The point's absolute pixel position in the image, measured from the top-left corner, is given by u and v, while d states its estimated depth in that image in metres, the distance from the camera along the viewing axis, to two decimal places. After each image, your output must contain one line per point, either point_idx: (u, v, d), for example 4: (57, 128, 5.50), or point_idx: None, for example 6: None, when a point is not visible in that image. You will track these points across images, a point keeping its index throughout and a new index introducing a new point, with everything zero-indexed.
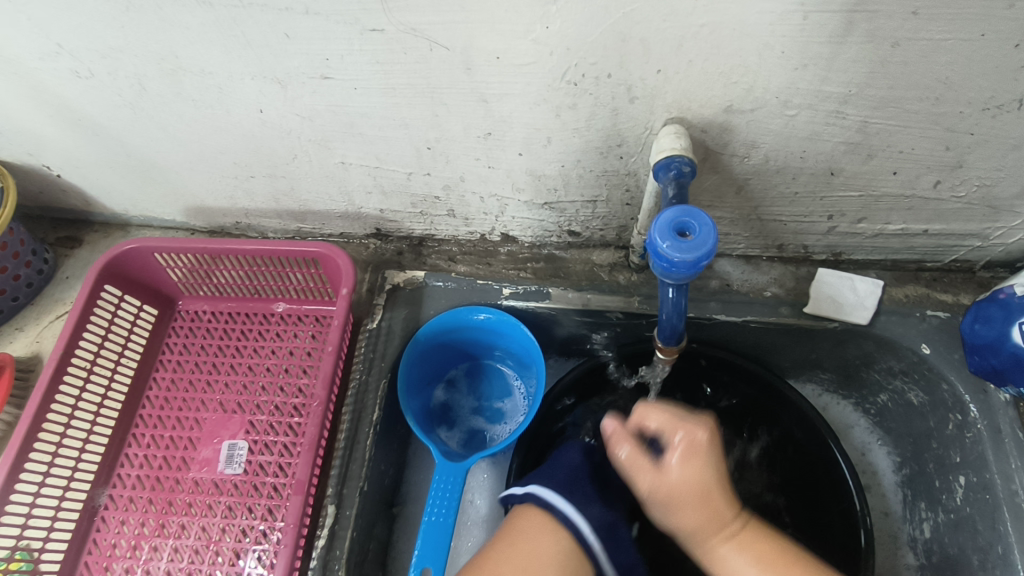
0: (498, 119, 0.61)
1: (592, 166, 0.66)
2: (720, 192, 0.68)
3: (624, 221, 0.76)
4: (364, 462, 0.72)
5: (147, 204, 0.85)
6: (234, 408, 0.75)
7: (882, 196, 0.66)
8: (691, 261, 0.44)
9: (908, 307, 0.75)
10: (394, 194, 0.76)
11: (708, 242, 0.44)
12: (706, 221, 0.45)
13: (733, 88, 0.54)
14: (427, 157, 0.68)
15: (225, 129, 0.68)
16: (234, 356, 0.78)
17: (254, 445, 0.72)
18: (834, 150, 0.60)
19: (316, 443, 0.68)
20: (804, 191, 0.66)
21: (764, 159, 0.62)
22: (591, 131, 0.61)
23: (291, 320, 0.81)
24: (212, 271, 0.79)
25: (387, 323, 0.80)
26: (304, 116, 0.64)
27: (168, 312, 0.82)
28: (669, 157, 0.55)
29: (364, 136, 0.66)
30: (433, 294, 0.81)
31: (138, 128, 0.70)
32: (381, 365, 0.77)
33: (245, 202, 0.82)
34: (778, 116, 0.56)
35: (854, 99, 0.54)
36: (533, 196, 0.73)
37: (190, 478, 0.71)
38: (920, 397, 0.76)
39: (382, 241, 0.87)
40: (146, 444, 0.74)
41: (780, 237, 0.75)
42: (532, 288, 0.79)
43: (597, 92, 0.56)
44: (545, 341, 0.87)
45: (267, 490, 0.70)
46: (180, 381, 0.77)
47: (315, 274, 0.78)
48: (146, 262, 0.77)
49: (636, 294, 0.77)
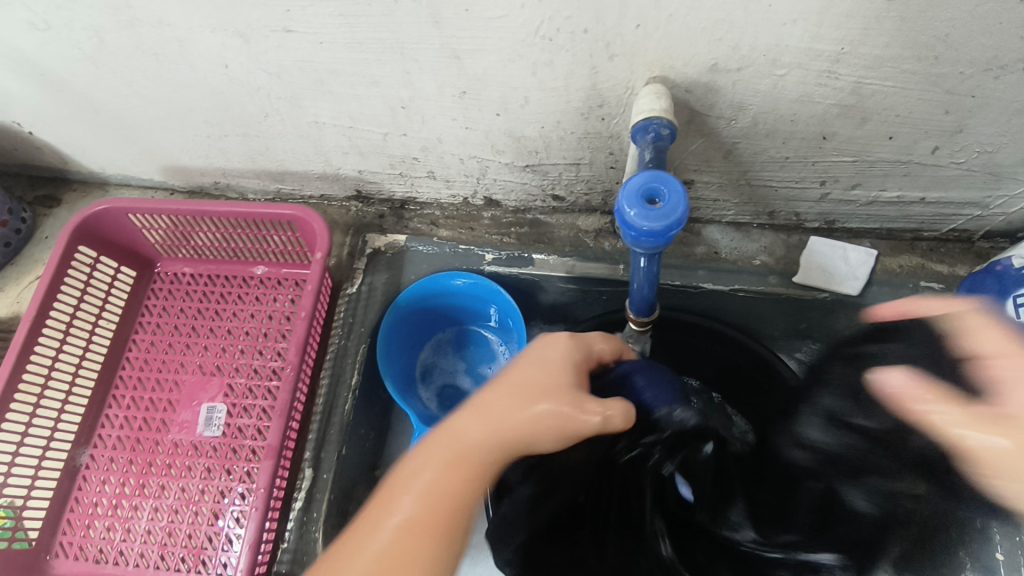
0: (472, 77, 0.58)
1: (573, 127, 0.63)
2: (708, 155, 0.65)
3: (609, 186, 0.73)
4: (342, 426, 0.71)
5: (121, 162, 0.83)
6: (212, 371, 0.75)
7: (876, 161, 0.62)
8: (660, 231, 0.41)
9: (901, 278, 0.73)
10: (371, 155, 0.73)
11: (679, 210, 0.41)
12: (677, 187, 0.42)
13: (717, 46, 0.50)
14: (402, 117, 0.65)
15: (191, 85, 0.65)
16: (213, 319, 0.78)
17: (232, 408, 0.72)
18: (826, 112, 0.56)
19: (287, 409, 0.68)
20: (796, 155, 0.63)
21: (753, 121, 0.59)
22: (570, 91, 0.58)
23: (271, 283, 0.79)
24: (189, 233, 0.77)
25: (367, 286, 0.79)
26: (271, 72, 0.61)
27: (147, 273, 0.81)
28: (647, 119, 0.52)
29: (335, 94, 0.63)
30: (414, 259, 0.80)
31: (102, 83, 0.67)
32: (361, 330, 0.76)
33: (220, 161, 0.79)
34: (767, 76, 0.53)
35: (846, 57, 0.50)
36: (513, 158, 0.70)
37: (169, 439, 0.71)
38: None
39: (362, 203, 0.84)
40: (126, 406, 0.74)
41: (771, 204, 0.72)
42: (515, 255, 0.78)
43: (574, 49, 0.53)
44: (530, 307, 0.86)
45: (245, 452, 0.70)
46: (160, 343, 0.77)
47: (292, 237, 0.76)
48: (121, 223, 0.76)
49: (620, 261, 0.77)
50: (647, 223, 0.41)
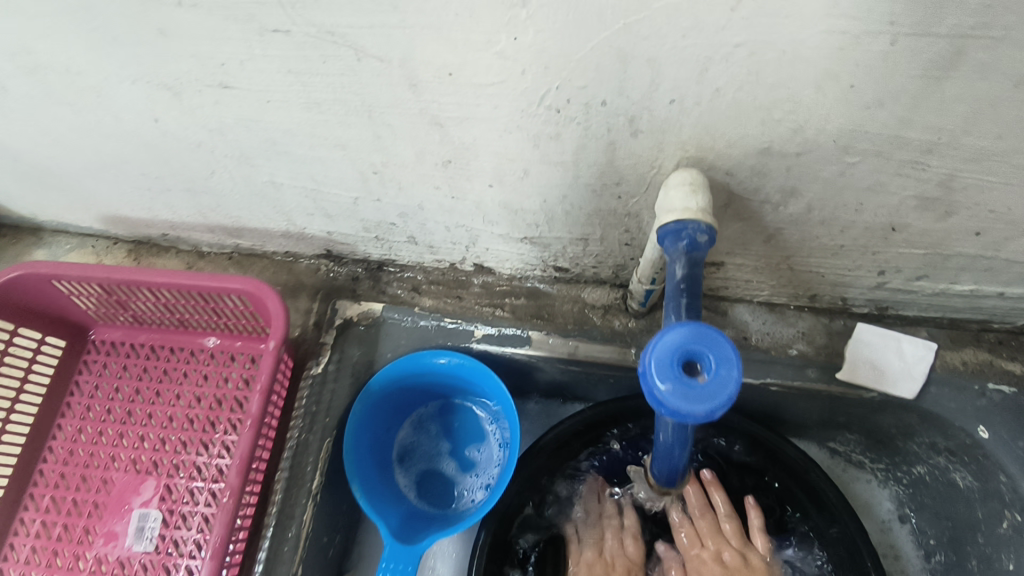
0: (458, 145, 0.47)
1: (581, 203, 0.52)
2: (745, 239, 0.53)
3: (622, 261, 0.61)
4: (298, 542, 0.60)
5: (54, 210, 0.71)
6: (148, 468, 0.63)
7: (953, 255, 0.51)
8: (701, 416, 0.30)
9: (964, 378, 0.62)
10: (341, 218, 0.62)
11: (728, 390, 0.30)
12: (727, 353, 0.31)
13: (774, 127, 0.39)
14: (375, 182, 0.54)
15: (120, 138, 0.54)
16: (153, 402, 0.66)
17: (169, 516, 0.61)
18: (901, 204, 0.45)
19: (222, 551, 0.56)
20: (853, 244, 0.51)
21: (806, 208, 0.47)
22: (581, 166, 0.47)
23: (223, 358, 0.68)
24: (126, 301, 0.66)
25: (336, 366, 0.67)
26: (212, 129, 0.50)
27: (79, 342, 0.70)
28: (679, 222, 0.40)
29: (292, 155, 0.52)
30: (391, 333, 0.68)
31: (15, 130, 0.56)
32: (326, 421, 0.65)
33: (167, 215, 0.68)
34: (832, 162, 0.41)
35: (942, 148, 0.38)
36: (509, 230, 0.58)
37: (92, 554, 0.60)
38: (968, 480, 0.64)
39: (334, 262, 0.73)
40: (45, 509, 0.63)
41: (814, 288, 0.60)
42: (509, 332, 0.67)
43: (587, 122, 0.42)
44: (525, 384, 0.75)
45: (181, 574, 0.59)
46: (90, 431, 0.66)
47: (246, 309, 0.64)
48: (43, 289, 0.64)
49: (632, 345, 0.65)
50: (684, 407, 0.30)
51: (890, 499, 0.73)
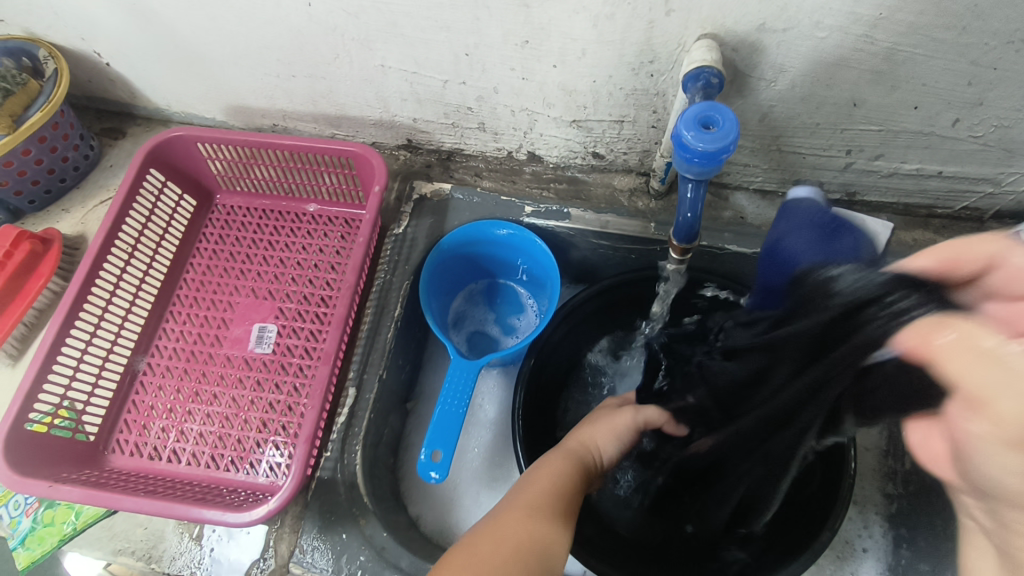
0: (536, 26, 0.63)
1: (622, 83, 0.69)
2: (745, 118, 0.70)
3: (648, 146, 0.78)
4: (384, 352, 0.77)
5: (188, 100, 0.88)
6: (265, 295, 0.80)
7: (901, 131, 0.67)
8: (713, 153, 0.47)
9: (913, 251, 0.78)
10: (428, 102, 0.78)
11: (731, 136, 0.47)
12: (730, 116, 0.48)
13: (767, 5, 0.56)
14: (464, 64, 0.71)
15: (272, 22, 0.71)
16: (267, 250, 0.83)
17: (283, 329, 0.77)
18: (859, 79, 0.62)
19: (343, 320, 0.74)
20: (827, 122, 0.68)
21: (791, 85, 0.64)
22: (625, 44, 0.63)
23: (322, 220, 0.85)
24: (251, 167, 0.83)
25: (412, 231, 0.84)
26: (350, 12, 0.67)
27: (206, 204, 0.86)
28: (698, 68, 0.57)
29: (405, 37, 0.69)
30: (457, 207, 0.85)
31: (188, 16, 0.72)
32: (405, 268, 0.82)
33: (283, 103, 0.85)
34: (808, 38, 0.58)
35: (884, 23, 0.55)
36: (562, 112, 0.75)
37: (222, 353, 0.77)
38: None
39: (411, 152, 0.89)
40: (183, 321, 0.79)
41: (797, 172, 0.77)
42: (553, 209, 0.84)
43: (635, 2, 0.58)
44: (561, 263, 0.92)
45: (294, 369, 0.75)
46: (216, 269, 0.82)
47: (348, 176, 0.81)
48: (189, 151, 0.81)
49: (652, 220, 0.82)
50: (703, 145, 0.47)
51: None
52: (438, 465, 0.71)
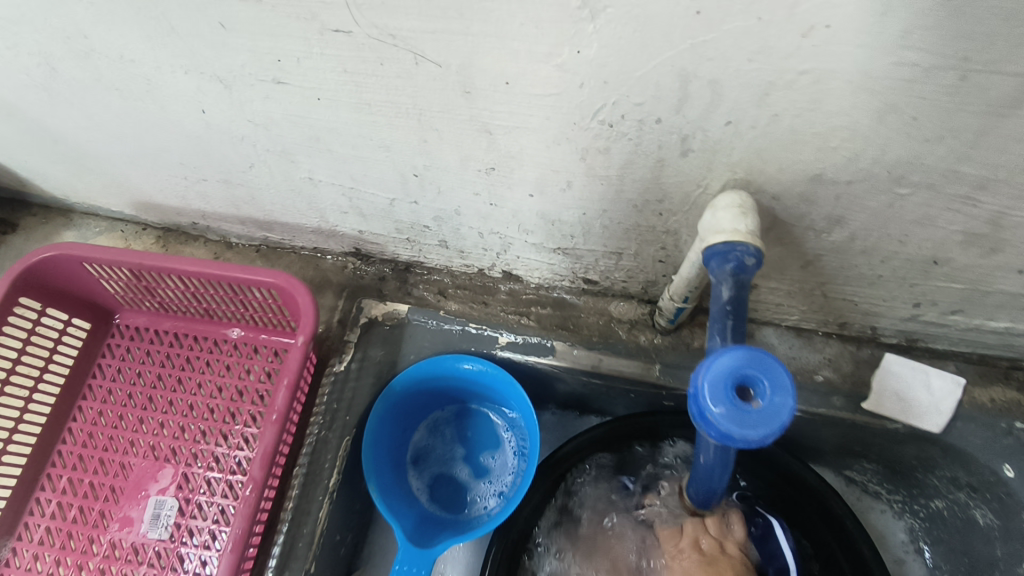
0: (504, 154, 0.46)
1: (620, 218, 0.52)
2: (782, 263, 0.53)
3: (653, 277, 0.61)
4: (312, 539, 0.60)
5: (87, 192, 0.71)
6: (167, 455, 0.63)
7: (992, 291, 0.50)
8: (752, 443, 0.30)
9: (991, 416, 0.61)
10: (374, 217, 0.62)
11: (783, 420, 0.29)
12: (784, 379, 0.30)
13: (829, 155, 0.39)
14: (414, 185, 0.54)
15: (162, 127, 0.54)
16: (174, 389, 0.66)
17: (185, 505, 0.61)
18: (947, 238, 0.45)
19: (241, 541, 0.57)
20: (893, 275, 0.51)
21: (850, 237, 0.47)
22: (625, 181, 0.46)
23: (246, 350, 0.68)
24: (154, 288, 0.66)
25: (358, 364, 0.67)
26: (258, 123, 0.50)
27: (104, 325, 0.70)
28: (727, 243, 0.40)
29: (334, 153, 0.52)
30: (414, 334, 0.68)
31: (58, 113, 0.56)
32: (346, 419, 0.65)
33: (199, 204, 0.68)
34: (883, 193, 0.41)
35: (997, 184, 0.38)
36: (544, 239, 0.58)
37: (106, 539, 0.60)
38: (987, 518, 0.64)
39: (362, 261, 0.73)
40: (61, 490, 0.63)
41: (845, 316, 0.60)
42: (533, 341, 0.67)
43: (639, 138, 0.41)
44: (544, 393, 0.75)
45: (194, 565, 0.58)
46: (109, 415, 0.66)
47: (273, 303, 0.64)
48: (74, 271, 0.64)
49: (657, 362, 0.65)
50: (737, 433, 0.29)
51: (904, 530, 0.73)
52: None
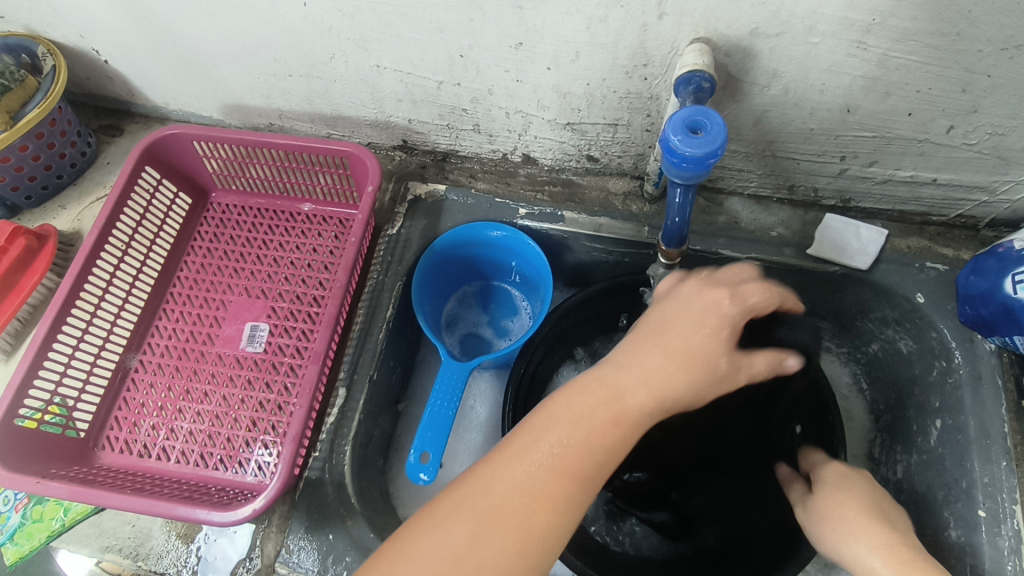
0: (531, 28, 0.63)
1: (616, 86, 0.69)
2: (738, 123, 0.70)
3: (643, 149, 0.78)
4: (375, 352, 0.77)
5: (186, 97, 0.88)
6: (258, 294, 0.80)
7: (895, 138, 0.67)
8: (698, 158, 0.47)
9: (908, 257, 0.78)
10: (423, 103, 0.79)
11: (718, 141, 0.47)
12: (717, 120, 0.48)
13: (760, 9, 0.56)
14: (459, 66, 0.71)
15: (267, 21, 0.71)
16: (261, 248, 0.83)
17: (275, 328, 0.78)
18: (852, 84, 0.62)
19: (333, 320, 0.74)
20: (820, 127, 0.68)
21: (784, 90, 0.64)
22: (619, 47, 0.63)
23: (316, 219, 0.85)
24: (245, 166, 0.83)
25: (406, 231, 0.84)
26: (345, 12, 0.67)
27: (201, 202, 0.87)
28: (691, 72, 0.57)
29: (400, 38, 0.69)
30: (451, 208, 0.85)
31: (185, 14, 0.73)
32: (398, 269, 0.82)
33: (280, 102, 0.85)
34: (801, 43, 0.58)
35: (877, 28, 0.55)
36: (557, 115, 0.75)
37: (214, 352, 0.77)
38: (909, 345, 0.80)
39: (407, 153, 0.89)
40: (175, 319, 0.79)
41: (792, 177, 0.77)
42: (547, 211, 0.84)
43: (628, 5, 0.58)
44: (555, 265, 0.92)
45: (284, 368, 0.75)
46: (210, 266, 0.82)
47: (342, 175, 0.81)
48: (185, 149, 0.81)
49: (645, 223, 0.81)
50: (690, 150, 0.46)
51: (848, 374, 0.91)
52: (426, 466, 0.72)
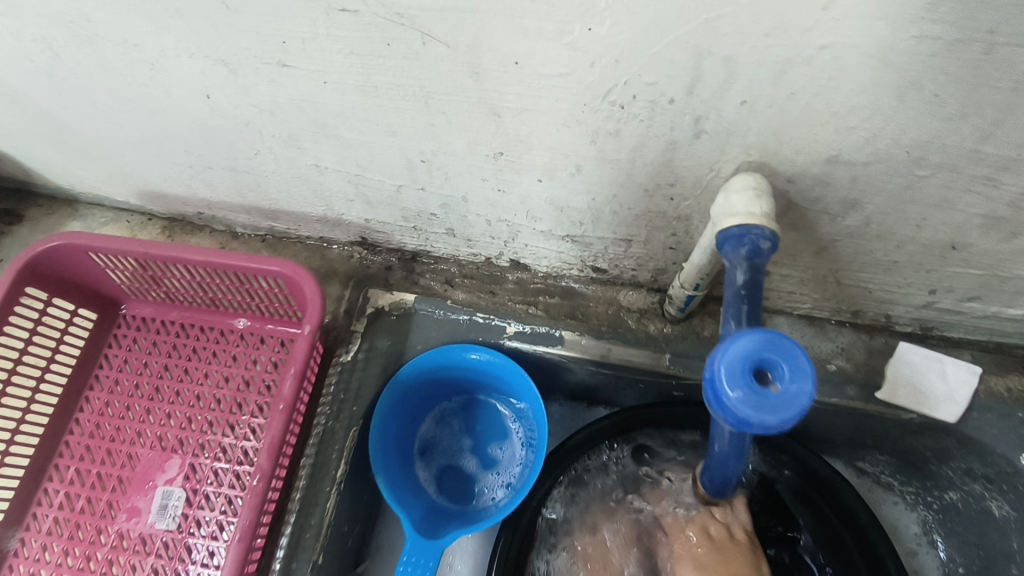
0: (513, 138, 0.46)
1: (631, 204, 0.51)
2: (795, 250, 0.52)
3: (664, 265, 0.60)
4: (320, 529, 0.60)
5: (93, 182, 0.71)
6: (174, 445, 0.63)
7: (1011, 277, 0.49)
8: (768, 428, 0.29)
9: (1009, 406, 0.60)
10: (381, 205, 0.61)
11: (800, 406, 0.29)
12: (802, 363, 0.30)
13: (847, 135, 0.38)
14: (421, 171, 0.53)
15: (168, 113, 0.53)
16: (181, 380, 0.66)
17: (193, 495, 0.61)
18: (966, 222, 0.44)
19: (252, 525, 0.57)
20: (908, 261, 0.50)
21: (865, 221, 0.46)
22: (636, 165, 0.46)
23: (252, 340, 0.68)
24: (161, 278, 0.66)
25: (364, 355, 0.66)
26: (264, 109, 0.49)
27: (109, 316, 0.70)
28: (743, 226, 0.39)
29: (341, 139, 0.51)
30: (422, 324, 0.68)
31: (62, 100, 0.55)
32: (353, 409, 0.65)
33: (205, 193, 0.67)
34: (901, 175, 0.40)
35: (1020, 165, 0.37)
36: (552, 227, 0.57)
37: (113, 528, 0.60)
38: (1005, 509, 0.63)
39: (368, 250, 0.72)
40: (70, 479, 0.63)
41: (859, 304, 0.59)
42: (541, 330, 0.66)
43: (651, 120, 0.40)
44: (552, 383, 0.74)
45: (202, 555, 0.59)
46: (117, 405, 0.66)
47: (280, 293, 0.64)
48: (81, 260, 0.64)
49: (667, 351, 0.64)
50: (754, 418, 0.29)
51: (917, 522, 0.72)
52: None
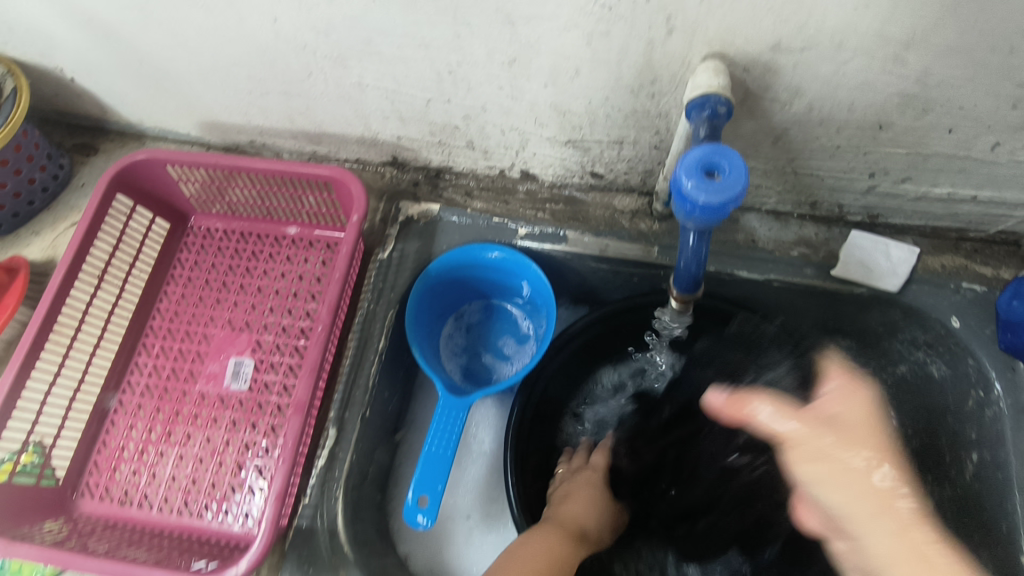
0: (524, 44, 0.57)
1: (621, 104, 0.62)
2: (757, 140, 0.63)
3: (651, 166, 0.72)
4: (367, 389, 0.72)
5: (162, 116, 0.83)
6: (241, 326, 0.76)
7: (932, 155, 0.61)
8: (717, 205, 0.42)
9: (942, 278, 0.72)
10: (412, 121, 0.73)
11: (737, 187, 0.41)
12: (737, 162, 0.42)
13: (783, 25, 0.49)
14: (448, 83, 0.64)
15: (237, 40, 0.65)
16: (243, 276, 0.78)
17: (260, 364, 0.73)
18: (886, 101, 0.55)
19: (316, 366, 0.68)
20: (848, 144, 0.61)
21: (808, 107, 0.57)
22: (623, 65, 0.57)
23: (303, 244, 0.80)
24: (225, 189, 0.78)
25: (398, 253, 0.78)
26: (320, 29, 0.61)
27: (180, 228, 0.82)
28: (704, 95, 0.51)
29: (382, 56, 0.62)
30: (446, 229, 0.80)
31: (148, 32, 0.67)
32: (390, 297, 0.77)
33: (259, 120, 0.79)
34: (830, 59, 0.52)
35: (916, 43, 0.49)
36: (556, 132, 0.69)
37: (196, 390, 0.73)
38: (942, 371, 0.71)
39: (398, 170, 0.84)
40: (156, 355, 0.76)
41: (814, 194, 0.71)
42: (548, 231, 0.77)
43: (633, 20, 0.52)
44: (558, 284, 0.85)
45: (270, 408, 0.71)
46: (191, 296, 0.78)
47: (327, 199, 0.76)
48: (159, 174, 0.76)
49: (655, 244, 0.75)
50: (704, 197, 0.42)
51: None
52: (424, 510, 0.68)
